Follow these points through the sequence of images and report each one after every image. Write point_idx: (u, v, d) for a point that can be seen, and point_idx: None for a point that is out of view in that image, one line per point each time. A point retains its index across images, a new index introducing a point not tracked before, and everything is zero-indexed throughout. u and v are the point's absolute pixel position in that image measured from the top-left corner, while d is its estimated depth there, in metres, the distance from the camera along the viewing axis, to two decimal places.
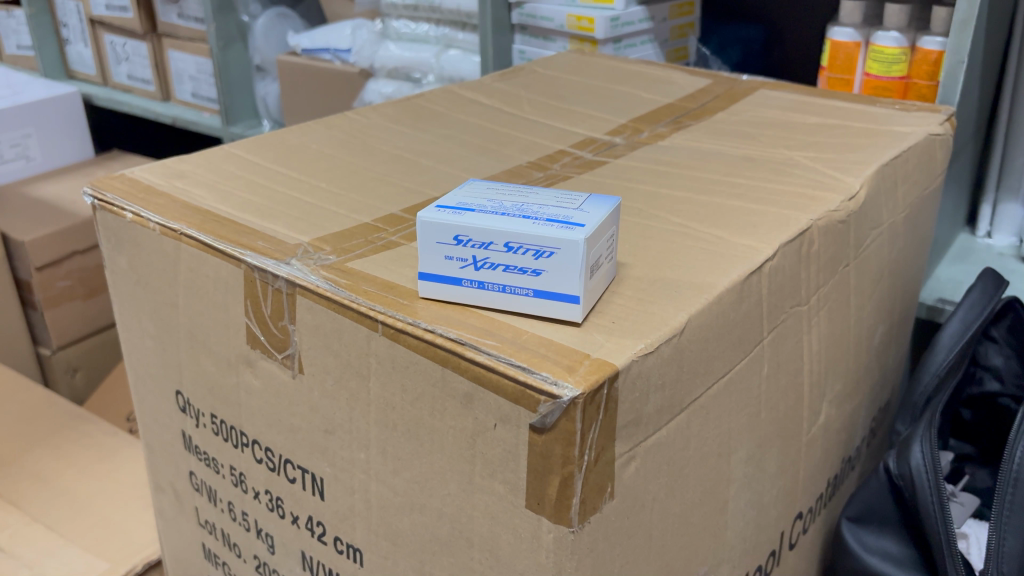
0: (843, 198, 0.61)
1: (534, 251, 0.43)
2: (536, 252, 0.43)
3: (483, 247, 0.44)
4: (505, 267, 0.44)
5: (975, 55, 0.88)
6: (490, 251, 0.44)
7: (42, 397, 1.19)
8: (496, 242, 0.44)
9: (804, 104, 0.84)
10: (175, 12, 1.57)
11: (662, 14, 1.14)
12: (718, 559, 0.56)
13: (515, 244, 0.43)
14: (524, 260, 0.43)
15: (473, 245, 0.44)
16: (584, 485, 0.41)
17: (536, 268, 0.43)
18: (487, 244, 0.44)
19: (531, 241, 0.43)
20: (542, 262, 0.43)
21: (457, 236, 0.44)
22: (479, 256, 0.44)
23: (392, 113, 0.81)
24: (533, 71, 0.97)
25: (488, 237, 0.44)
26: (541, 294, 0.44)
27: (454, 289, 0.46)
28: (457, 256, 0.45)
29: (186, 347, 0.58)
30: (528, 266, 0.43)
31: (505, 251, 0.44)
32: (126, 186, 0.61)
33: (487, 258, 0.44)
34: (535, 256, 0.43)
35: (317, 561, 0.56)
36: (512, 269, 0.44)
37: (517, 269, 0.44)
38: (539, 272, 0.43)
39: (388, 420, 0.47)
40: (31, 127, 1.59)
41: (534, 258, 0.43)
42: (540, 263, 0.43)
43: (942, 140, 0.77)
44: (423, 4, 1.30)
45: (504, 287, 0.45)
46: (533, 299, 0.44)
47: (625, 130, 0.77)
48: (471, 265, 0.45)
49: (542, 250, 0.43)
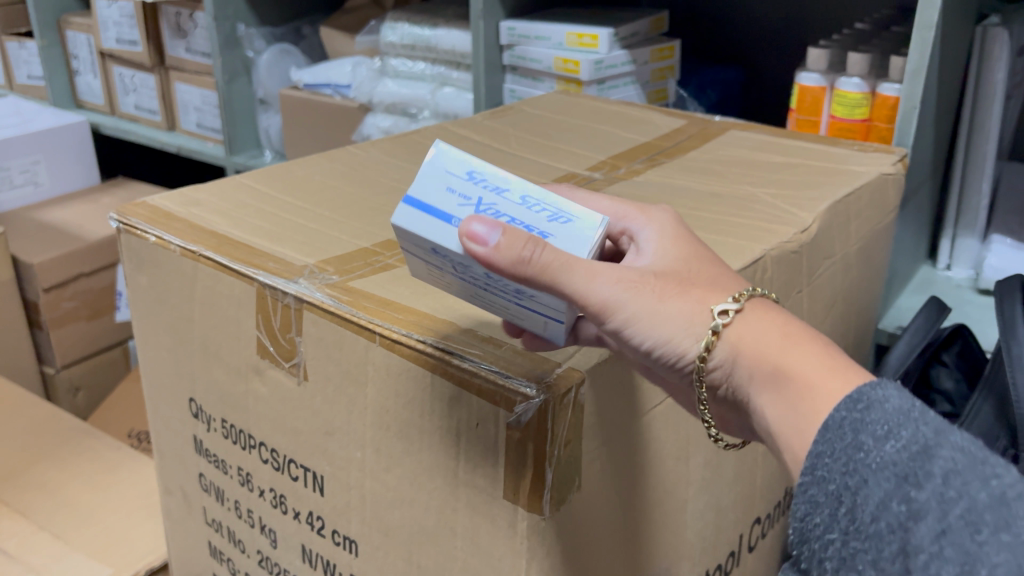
0: (795, 231, 0.68)
1: (550, 215, 0.46)
2: (552, 216, 0.46)
3: (497, 195, 0.46)
4: (514, 218, 0.45)
5: (931, 101, 0.95)
6: (500, 200, 0.46)
7: (49, 412, 1.25)
8: (512, 195, 0.46)
9: (770, 144, 0.91)
10: (183, 46, 1.65)
11: (644, 58, 1.22)
12: (679, 555, 0.61)
13: (532, 203, 0.46)
14: (538, 221, 0.46)
15: (486, 190, 0.46)
16: (556, 478, 0.47)
17: (544, 228, 0.46)
18: (502, 194, 0.46)
19: (555, 204, 0.46)
20: (553, 226, 0.46)
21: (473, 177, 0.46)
22: (485, 199, 0.46)
23: (389, 148, 0.88)
24: (522, 110, 1.04)
25: (506, 188, 0.46)
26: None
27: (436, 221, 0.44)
28: (459, 191, 0.46)
29: (200, 356, 0.64)
30: (536, 225, 0.46)
31: (518, 205, 0.46)
32: (148, 212, 0.67)
33: (494, 205, 0.46)
34: (550, 218, 0.46)
35: (316, 553, 0.61)
36: (517, 223, 0.45)
37: (522, 224, 0.45)
38: (546, 232, 0.45)
39: (383, 422, 0.53)
40: (40, 154, 1.66)
41: (547, 221, 0.46)
42: (551, 225, 0.46)
43: (894, 179, 0.84)
44: (420, 44, 1.38)
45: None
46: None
47: (604, 166, 0.84)
48: (472, 205, 0.45)
49: (560, 216, 0.46)
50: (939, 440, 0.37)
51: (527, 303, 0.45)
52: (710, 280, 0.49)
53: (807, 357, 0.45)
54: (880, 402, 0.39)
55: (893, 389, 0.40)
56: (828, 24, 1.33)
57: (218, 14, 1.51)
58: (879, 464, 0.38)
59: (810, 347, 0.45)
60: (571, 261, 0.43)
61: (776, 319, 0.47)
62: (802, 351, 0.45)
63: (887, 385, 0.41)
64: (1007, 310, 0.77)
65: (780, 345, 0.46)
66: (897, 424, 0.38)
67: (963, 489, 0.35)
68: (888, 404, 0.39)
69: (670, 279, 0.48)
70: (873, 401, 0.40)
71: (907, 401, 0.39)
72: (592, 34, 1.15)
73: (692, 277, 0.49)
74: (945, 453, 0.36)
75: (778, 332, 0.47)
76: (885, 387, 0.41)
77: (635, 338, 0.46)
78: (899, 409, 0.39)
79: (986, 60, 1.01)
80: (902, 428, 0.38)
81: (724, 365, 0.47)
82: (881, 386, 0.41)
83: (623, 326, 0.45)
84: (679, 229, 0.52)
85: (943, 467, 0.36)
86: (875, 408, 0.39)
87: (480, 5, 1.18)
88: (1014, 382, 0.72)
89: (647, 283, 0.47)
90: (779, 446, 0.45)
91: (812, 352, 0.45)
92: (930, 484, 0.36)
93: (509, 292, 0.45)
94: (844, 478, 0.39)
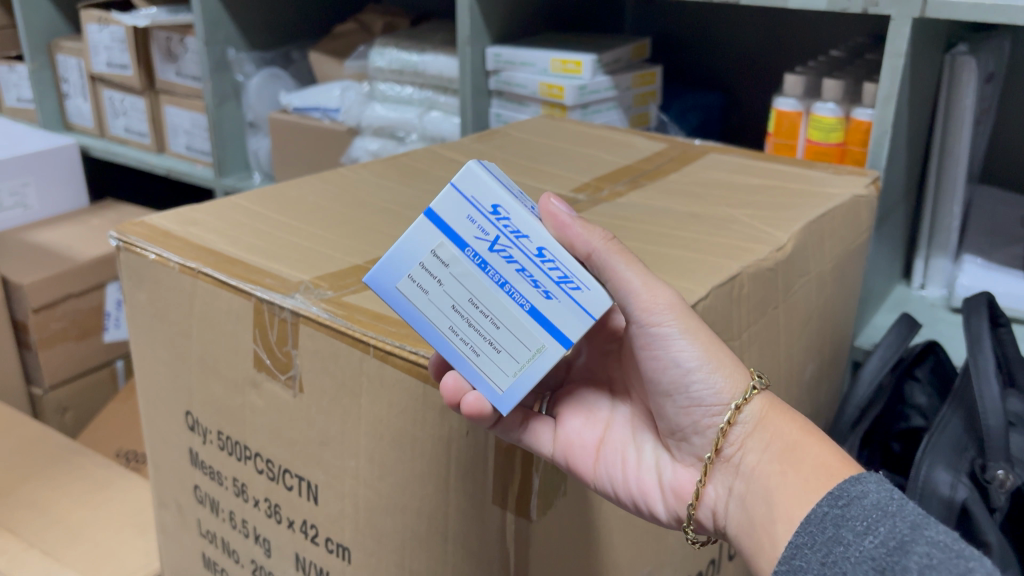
0: (771, 249, 0.70)
1: None
2: None
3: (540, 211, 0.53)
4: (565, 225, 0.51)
5: (903, 126, 0.99)
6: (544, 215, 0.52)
7: (38, 432, 1.25)
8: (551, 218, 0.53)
9: (748, 167, 0.94)
10: (173, 70, 1.67)
11: (626, 84, 1.25)
12: (661, 560, 0.64)
13: None
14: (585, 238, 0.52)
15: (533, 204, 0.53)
16: (541, 485, 0.50)
17: None
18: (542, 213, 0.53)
19: None
20: None
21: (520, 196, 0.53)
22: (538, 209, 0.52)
23: (379, 169, 0.91)
24: (508, 134, 1.07)
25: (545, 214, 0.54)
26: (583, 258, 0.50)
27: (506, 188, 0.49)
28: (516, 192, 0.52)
29: (197, 371, 0.66)
30: None
31: None
32: (147, 231, 0.70)
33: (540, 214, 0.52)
34: None
35: (309, 560, 0.63)
36: None
37: None
38: None
39: (376, 432, 0.55)
40: (29, 176, 1.67)
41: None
42: None
43: (867, 201, 0.87)
44: (407, 69, 1.42)
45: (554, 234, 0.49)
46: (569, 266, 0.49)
47: (588, 188, 0.87)
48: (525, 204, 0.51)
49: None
50: (914, 535, 0.42)
51: (563, 294, 0.47)
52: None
53: (825, 448, 0.49)
54: (860, 498, 0.45)
55: (873, 483, 0.46)
56: (803, 51, 1.38)
57: (209, 38, 1.53)
58: (857, 559, 0.43)
59: (824, 440, 0.50)
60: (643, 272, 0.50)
61: (798, 412, 0.52)
62: (819, 440, 0.50)
63: (868, 478, 0.46)
64: (972, 325, 0.81)
65: (801, 430, 0.51)
66: (875, 521, 0.44)
67: None
68: (867, 500, 0.45)
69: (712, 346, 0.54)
70: (853, 496, 0.45)
71: (886, 495, 0.45)
72: (575, 60, 1.19)
73: None
74: (920, 549, 0.41)
75: (799, 422, 0.52)
76: (867, 481, 0.46)
77: (680, 353, 0.50)
78: (876, 503, 0.44)
79: (955, 86, 1.05)
80: (879, 524, 0.43)
81: (747, 427, 0.51)
82: (863, 477, 0.46)
83: (671, 336, 0.50)
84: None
85: (917, 562, 0.41)
86: (855, 504, 0.45)
87: (466, 31, 1.22)
88: (980, 393, 0.76)
89: (704, 324, 0.52)
90: (774, 517, 0.48)
91: (827, 444, 0.50)
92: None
93: (549, 277, 0.47)
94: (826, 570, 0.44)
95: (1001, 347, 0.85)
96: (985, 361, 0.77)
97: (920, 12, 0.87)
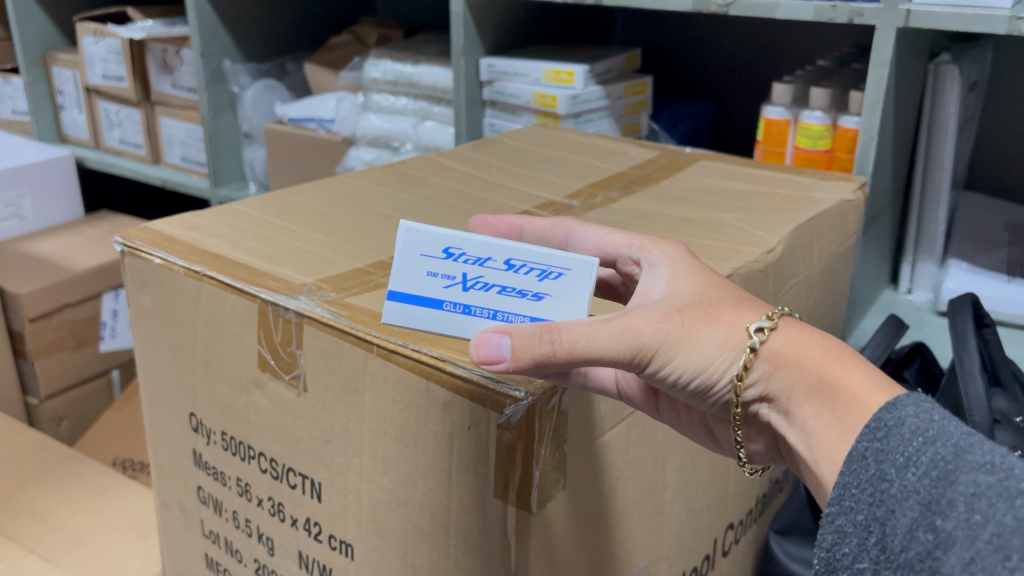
0: (761, 252, 0.72)
1: (539, 272, 0.50)
2: (541, 274, 0.50)
3: (480, 262, 0.51)
4: (504, 289, 0.51)
5: (887, 133, 1.01)
6: (485, 268, 0.51)
7: (36, 438, 1.26)
8: (495, 258, 0.51)
9: (739, 173, 0.96)
10: (168, 82, 1.69)
11: (617, 93, 1.28)
12: (657, 556, 0.65)
13: (518, 264, 0.50)
14: (529, 281, 0.50)
15: (466, 261, 0.51)
16: (541, 478, 0.51)
17: (539, 290, 0.50)
18: (485, 260, 0.51)
19: (542, 263, 0.50)
20: (546, 284, 0.50)
21: (448, 250, 0.51)
22: (470, 273, 0.51)
23: (377, 177, 0.92)
24: (502, 142, 1.09)
25: (487, 254, 0.51)
26: (535, 319, 0.50)
27: (425, 306, 0.52)
28: (442, 275, 0.51)
29: (202, 373, 0.68)
30: (531, 289, 0.50)
31: (506, 268, 0.51)
32: (151, 236, 0.71)
33: (480, 276, 0.51)
34: (541, 277, 0.50)
35: (312, 558, 0.65)
36: (510, 291, 0.51)
37: (517, 291, 0.51)
38: (541, 295, 0.50)
39: (380, 428, 0.57)
40: (25, 188, 1.68)
41: (539, 279, 0.50)
42: (543, 285, 0.50)
43: (854, 206, 0.89)
44: (402, 80, 1.44)
45: (495, 313, 0.51)
46: (523, 321, 0.50)
47: (581, 194, 0.89)
48: (457, 284, 0.51)
49: (551, 271, 0.50)
50: (957, 462, 0.41)
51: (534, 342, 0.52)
52: (729, 309, 0.50)
53: (852, 373, 0.48)
54: (898, 427, 0.44)
55: (910, 406, 0.45)
56: (790, 61, 1.40)
57: (205, 50, 1.55)
58: (903, 494, 0.42)
59: (853, 363, 0.49)
60: (590, 336, 0.47)
61: (808, 339, 0.50)
62: (846, 365, 0.49)
63: (904, 401, 0.45)
64: (958, 325, 0.83)
65: (822, 360, 0.49)
66: (915, 451, 0.43)
67: (985, 512, 0.39)
68: (906, 427, 0.44)
69: (692, 311, 0.50)
70: (891, 426, 0.44)
71: (923, 417, 0.44)
72: (568, 70, 1.21)
73: (712, 298, 0.51)
74: (965, 477, 0.40)
75: (815, 352, 0.50)
76: (902, 406, 0.45)
77: (681, 375, 0.49)
78: (915, 431, 0.43)
79: (939, 93, 1.07)
80: (920, 455, 0.42)
81: (761, 384, 0.50)
82: (898, 402, 0.45)
83: (665, 367, 0.49)
84: (691, 261, 0.54)
85: (965, 494, 0.40)
86: (893, 434, 0.44)
87: (461, 42, 1.24)
88: (966, 392, 0.77)
89: (675, 326, 0.49)
90: (818, 460, 0.48)
91: (854, 367, 0.49)
92: (954, 513, 0.40)
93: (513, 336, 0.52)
94: (872, 509, 0.44)
95: (986, 347, 0.88)
96: (972, 359, 0.79)
97: (903, 22, 0.90)
